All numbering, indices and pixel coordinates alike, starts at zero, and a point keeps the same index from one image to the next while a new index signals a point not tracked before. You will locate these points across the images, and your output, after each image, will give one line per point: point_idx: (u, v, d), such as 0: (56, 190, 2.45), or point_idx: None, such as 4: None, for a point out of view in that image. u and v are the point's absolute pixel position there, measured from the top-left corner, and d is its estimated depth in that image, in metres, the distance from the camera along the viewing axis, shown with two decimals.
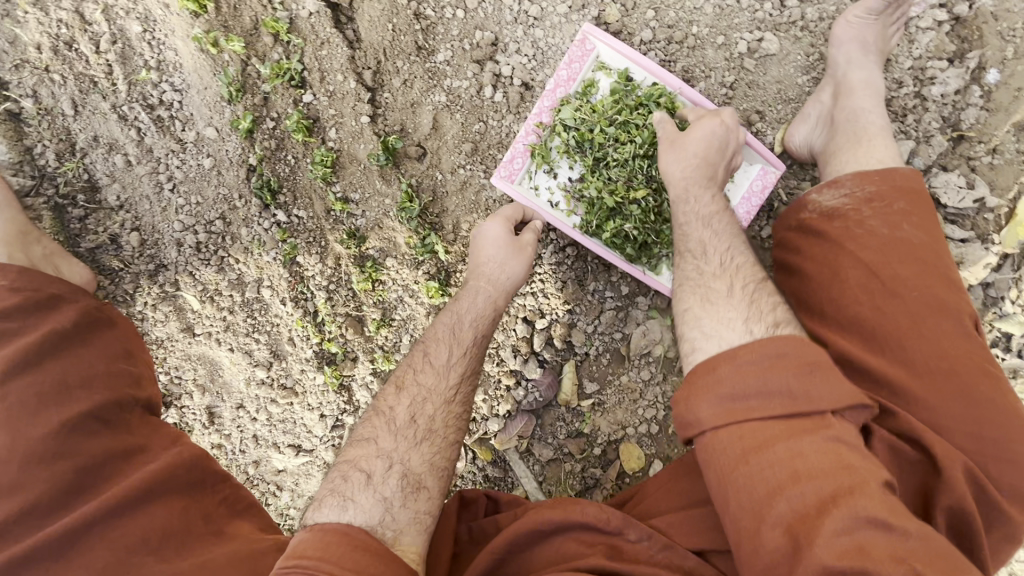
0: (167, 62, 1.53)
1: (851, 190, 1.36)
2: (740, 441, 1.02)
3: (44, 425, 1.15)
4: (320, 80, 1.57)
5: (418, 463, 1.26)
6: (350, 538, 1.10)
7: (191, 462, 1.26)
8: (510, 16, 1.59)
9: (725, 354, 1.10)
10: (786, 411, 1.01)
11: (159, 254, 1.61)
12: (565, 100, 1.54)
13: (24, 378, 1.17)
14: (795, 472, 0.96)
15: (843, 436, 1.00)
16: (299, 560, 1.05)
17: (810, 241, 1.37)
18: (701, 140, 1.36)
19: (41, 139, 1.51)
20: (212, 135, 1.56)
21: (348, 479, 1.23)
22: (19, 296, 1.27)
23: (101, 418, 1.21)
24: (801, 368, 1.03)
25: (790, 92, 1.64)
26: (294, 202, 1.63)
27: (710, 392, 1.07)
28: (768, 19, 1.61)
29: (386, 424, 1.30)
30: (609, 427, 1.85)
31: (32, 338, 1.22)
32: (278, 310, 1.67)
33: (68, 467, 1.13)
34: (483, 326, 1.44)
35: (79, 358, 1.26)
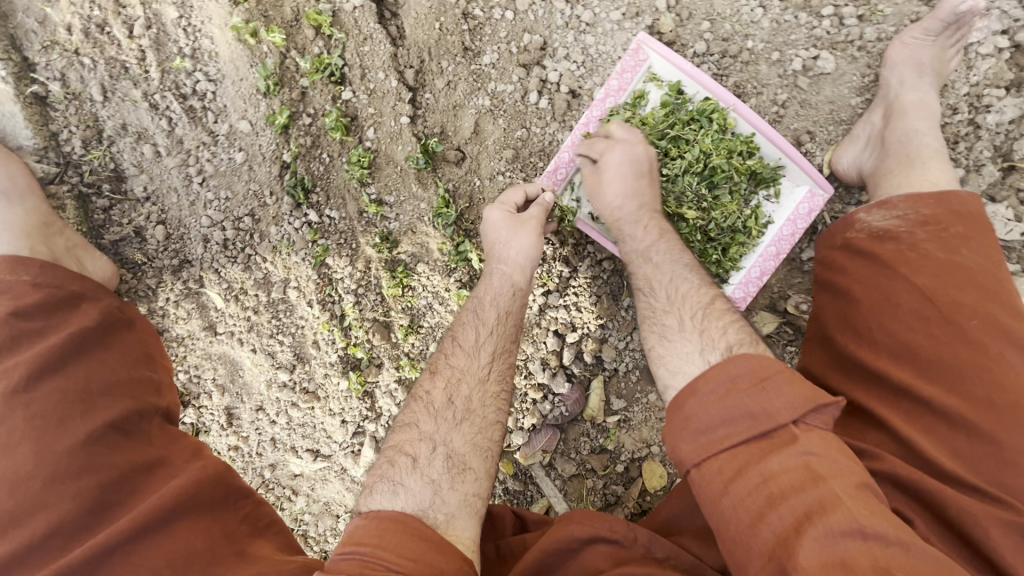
0: (203, 51, 1.46)
1: (902, 212, 1.34)
2: (718, 475, 0.96)
3: (70, 435, 1.10)
4: (361, 77, 1.51)
5: (461, 445, 1.22)
6: (406, 526, 1.06)
7: (214, 479, 1.20)
8: (561, 20, 1.53)
9: (689, 389, 1.05)
10: (755, 433, 0.96)
11: (184, 250, 1.55)
12: (614, 111, 1.49)
13: (43, 384, 1.12)
14: (770, 482, 0.91)
15: (813, 444, 0.94)
16: (354, 547, 1.03)
17: (859, 262, 1.34)
18: (621, 169, 1.38)
19: (67, 125, 1.44)
20: (246, 129, 1.50)
21: (395, 464, 1.20)
22: (39, 293, 1.21)
23: (122, 428, 1.16)
24: (755, 387, 0.98)
25: (843, 113, 1.59)
26: (328, 202, 1.57)
27: (683, 430, 1.02)
28: (825, 37, 1.56)
29: (424, 408, 1.28)
30: (634, 445, 1.81)
31: (53, 340, 1.16)
32: (305, 312, 1.62)
33: (91, 484, 1.08)
34: (514, 303, 1.40)
35: (100, 361, 1.21)
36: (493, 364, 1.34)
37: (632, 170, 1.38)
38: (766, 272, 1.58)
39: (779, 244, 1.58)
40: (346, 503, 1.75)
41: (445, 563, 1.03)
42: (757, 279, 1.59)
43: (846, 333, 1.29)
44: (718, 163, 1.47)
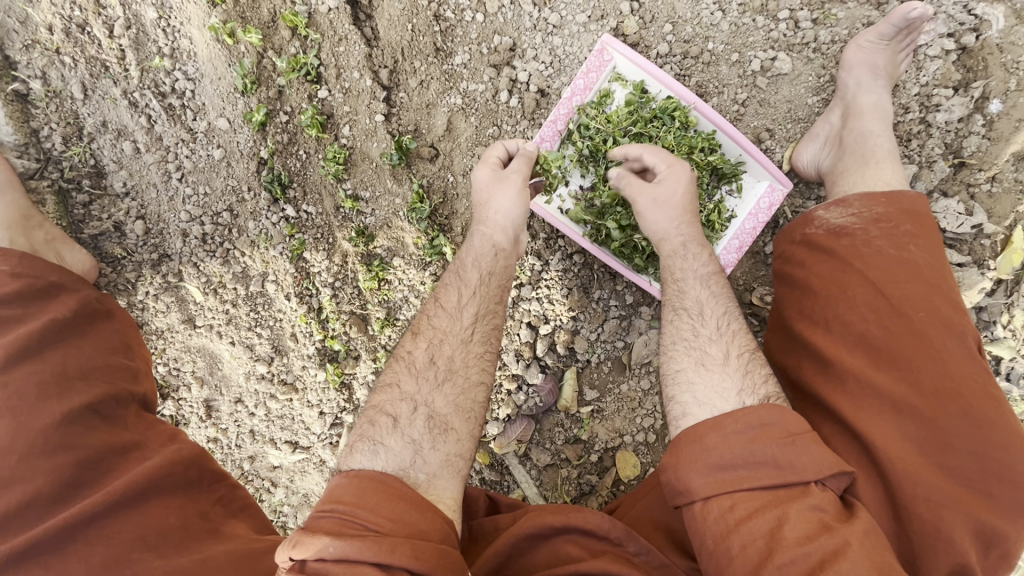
0: (181, 51, 1.51)
1: (859, 210, 1.38)
2: (730, 512, 1.04)
3: (46, 415, 1.12)
4: (336, 76, 1.56)
5: (441, 405, 1.27)
6: (384, 485, 1.10)
7: (190, 460, 1.25)
8: (529, 22, 1.59)
9: (713, 422, 1.14)
10: (772, 484, 1.04)
11: (163, 244, 1.59)
12: (581, 109, 1.54)
13: (21, 367, 1.15)
14: (780, 526, 0.99)
15: (827, 503, 1.03)
16: (335, 505, 1.07)
17: (817, 256, 1.39)
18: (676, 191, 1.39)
19: (48, 122, 1.48)
20: (224, 126, 1.54)
21: (375, 424, 1.25)
22: (19, 282, 1.24)
23: (98, 411, 1.19)
24: (787, 439, 1.07)
25: (800, 112, 1.67)
26: (304, 197, 1.62)
27: (700, 463, 1.10)
28: (782, 39, 1.63)
29: (406, 368, 1.33)
30: (607, 435, 1.86)
31: (31, 326, 1.19)
32: (282, 305, 1.66)
33: (67, 461, 1.11)
34: (501, 262, 1.44)
35: (77, 348, 1.24)
36: (475, 325, 1.38)
37: (680, 192, 1.39)
38: (729, 264, 1.66)
39: (741, 237, 1.66)
40: None
41: (425, 523, 1.07)
42: (721, 270, 1.67)
43: (805, 323, 1.33)
44: (679, 159, 1.55)
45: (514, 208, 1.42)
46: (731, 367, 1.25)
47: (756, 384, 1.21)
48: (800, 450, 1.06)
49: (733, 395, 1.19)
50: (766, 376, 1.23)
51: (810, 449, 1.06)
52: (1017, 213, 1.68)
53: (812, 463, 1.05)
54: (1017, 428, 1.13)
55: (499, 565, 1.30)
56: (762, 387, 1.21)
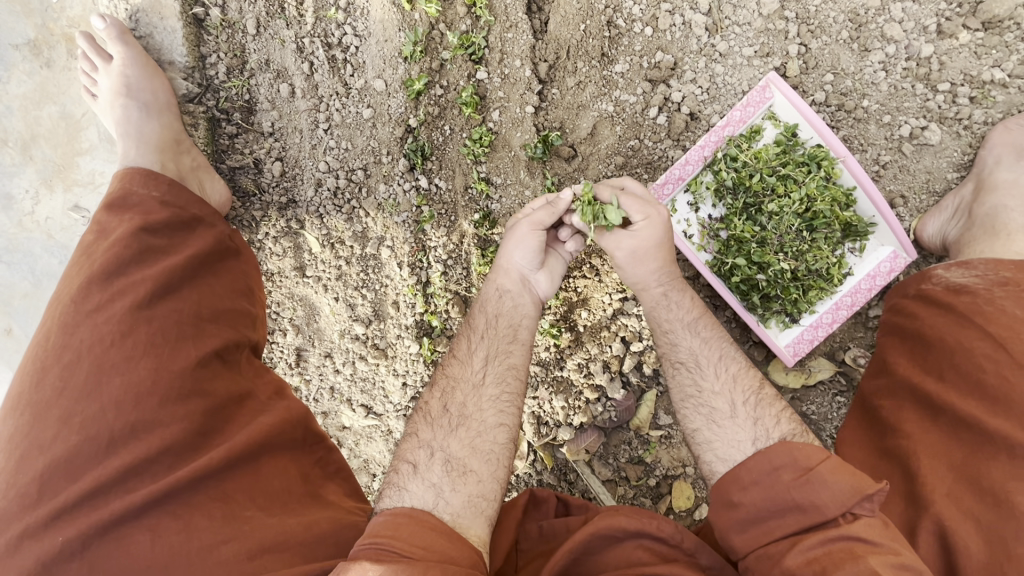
0: (356, 6, 1.53)
1: (983, 272, 1.36)
2: (769, 558, 1.13)
3: (183, 358, 1.12)
4: (498, 61, 1.57)
5: (457, 450, 1.29)
6: (417, 517, 1.15)
7: (298, 421, 1.27)
8: (696, 45, 1.57)
9: (764, 462, 1.19)
10: (797, 524, 1.12)
11: (294, 190, 1.60)
12: (732, 140, 1.54)
13: (167, 299, 1.16)
14: (816, 560, 1.07)
15: (861, 531, 1.08)
16: (372, 539, 1.10)
17: (932, 311, 1.39)
18: (650, 243, 1.38)
19: (217, 50, 1.50)
20: (380, 88, 1.56)
21: (399, 472, 1.27)
22: (167, 212, 1.26)
23: (223, 357, 1.19)
24: (799, 479, 1.14)
25: (937, 185, 1.66)
26: (439, 171, 1.63)
27: (733, 520, 1.19)
28: (936, 110, 1.63)
29: (423, 418, 1.36)
30: (669, 462, 1.86)
31: (176, 259, 1.20)
32: (392, 272, 1.67)
33: (200, 408, 1.11)
34: (524, 299, 1.47)
35: (210, 287, 1.25)
36: (486, 367, 1.39)
37: (657, 243, 1.38)
38: (836, 320, 1.63)
39: (855, 295, 1.64)
40: (386, 464, 1.78)
41: (456, 552, 1.11)
42: (828, 324, 1.63)
43: (916, 371, 1.35)
44: (820, 209, 1.52)
45: (525, 258, 1.43)
46: (740, 417, 1.30)
47: (769, 427, 1.28)
48: (814, 488, 1.12)
49: (749, 446, 1.25)
50: (778, 416, 1.30)
51: (826, 484, 1.11)
52: None
53: (831, 498, 1.10)
54: None
55: (569, 562, 1.32)
56: (776, 429, 1.28)
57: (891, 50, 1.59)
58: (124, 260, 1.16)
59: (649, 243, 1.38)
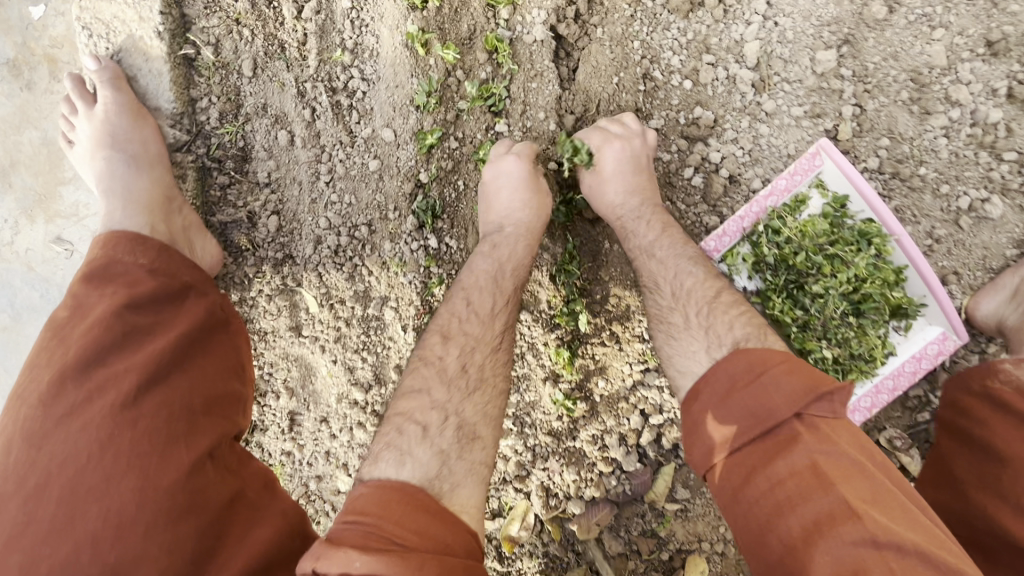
0: (364, 47, 1.37)
1: None
2: (733, 475, 1.03)
3: (173, 467, 0.99)
4: (520, 113, 1.42)
5: (472, 414, 1.22)
6: (408, 495, 1.04)
7: (297, 527, 1.13)
8: (739, 101, 1.42)
9: (722, 371, 1.11)
10: (754, 431, 1.03)
11: (291, 245, 1.46)
12: (775, 211, 1.40)
13: (153, 394, 1.02)
14: (781, 482, 0.97)
15: (822, 440, 0.99)
16: (359, 517, 1.00)
17: (1004, 419, 1.24)
18: (615, 166, 1.35)
19: (208, 93, 1.35)
20: (388, 138, 1.41)
21: (403, 433, 1.17)
22: (156, 281, 1.12)
23: (215, 456, 1.06)
24: (750, 385, 1.05)
25: (994, 261, 1.51)
26: (450, 230, 1.48)
27: (696, 435, 1.10)
28: (999, 180, 1.47)
29: (438, 373, 1.24)
30: (685, 537, 1.73)
31: (164, 341, 1.07)
32: (395, 334, 1.53)
33: (192, 530, 0.98)
34: (518, 248, 1.36)
35: (200, 369, 1.12)
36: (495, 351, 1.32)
37: (626, 164, 1.36)
38: (875, 405, 1.52)
39: (897, 378, 1.51)
40: None
41: (449, 535, 1.02)
42: (865, 409, 1.53)
43: (983, 491, 1.22)
44: (869, 291, 1.39)
45: (514, 202, 1.36)
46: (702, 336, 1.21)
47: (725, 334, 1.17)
48: (768, 390, 1.03)
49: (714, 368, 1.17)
50: (729, 321, 1.19)
51: (778, 384, 1.02)
52: None
53: (784, 398, 1.01)
54: None
55: None
56: (728, 334, 1.17)
57: (956, 114, 1.43)
58: (103, 347, 1.02)
59: (614, 163, 1.35)
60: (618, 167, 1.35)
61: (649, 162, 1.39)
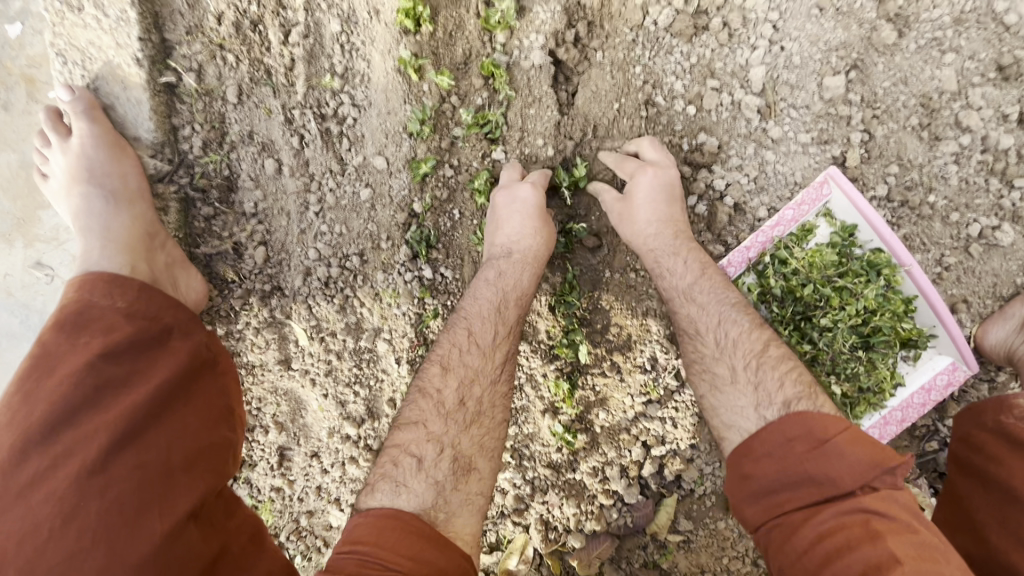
0: (355, 72, 1.32)
1: None
2: (782, 532, 1.01)
3: (147, 537, 0.94)
4: (518, 140, 1.37)
5: (468, 446, 1.20)
6: (395, 521, 1.05)
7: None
8: (744, 128, 1.37)
9: (774, 429, 1.09)
10: (811, 496, 1.00)
11: (279, 276, 1.40)
12: (781, 242, 1.36)
13: (124, 455, 0.97)
14: (830, 537, 0.94)
15: (880, 506, 0.95)
16: (352, 547, 1.01)
17: (1018, 454, 1.19)
18: (649, 198, 1.30)
19: (191, 121, 1.29)
20: (380, 166, 1.35)
21: (398, 465, 1.15)
22: (133, 325, 1.06)
23: (196, 516, 1.02)
24: (813, 451, 1.02)
25: (1004, 289, 1.46)
26: (446, 260, 1.43)
27: (748, 489, 1.09)
28: (1010, 207, 1.42)
29: (434, 408, 1.21)
30: (688, 570, 1.67)
31: (140, 394, 1.01)
32: (388, 366, 1.48)
33: None
34: (523, 276, 1.31)
35: (181, 420, 1.06)
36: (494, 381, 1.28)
37: (662, 194, 1.31)
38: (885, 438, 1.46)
39: (907, 410, 1.45)
40: None
41: (444, 561, 1.04)
42: None
43: (1003, 536, 1.16)
44: (878, 324, 1.35)
45: (518, 231, 1.30)
46: (741, 381, 1.18)
47: (771, 392, 1.14)
48: (828, 455, 1.00)
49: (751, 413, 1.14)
50: (779, 380, 1.15)
51: (843, 454, 0.99)
52: None
53: (848, 469, 0.98)
54: None
55: None
56: (779, 394, 1.13)
57: (966, 140, 1.39)
58: (73, 405, 0.96)
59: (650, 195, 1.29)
60: (651, 196, 1.30)
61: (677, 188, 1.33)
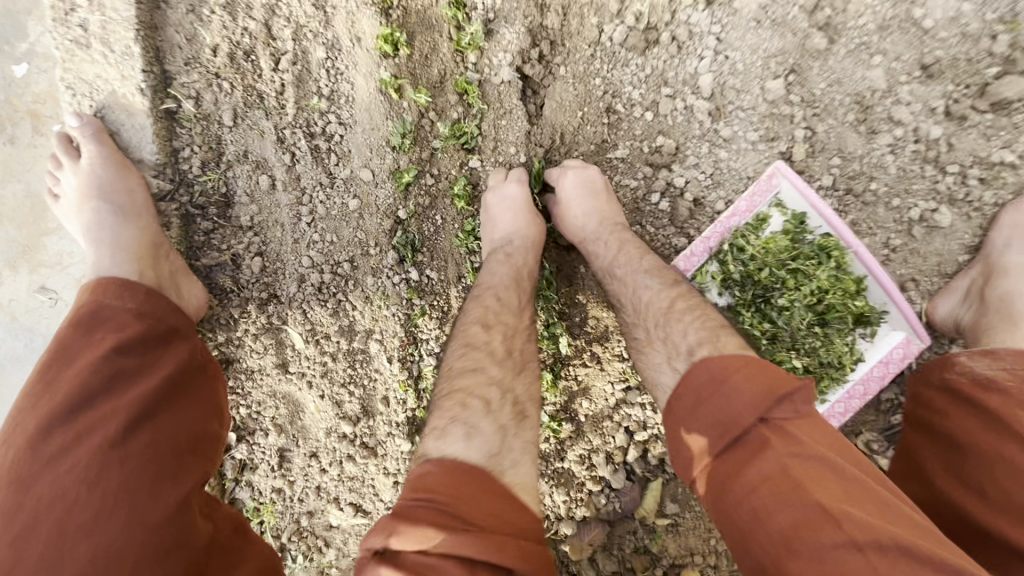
0: (340, 94, 1.43)
1: (1010, 364, 1.30)
2: (715, 483, 1.03)
3: (163, 505, 1.03)
4: (493, 149, 1.50)
5: (523, 392, 1.26)
6: (474, 476, 1.03)
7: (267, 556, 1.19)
8: (698, 130, 1.51)
9: (691, 378, 1.12)
10: (726, 440, 1.03)
11: (275, 284, 1.50)
12: (738, 231, 1.48)
13: (141, 434, 1.05)
14: (757, 483, 0.96)
15: (780, 435, 0.99)
16: (427, 494, 0.99)
17: (962, 408, 1.31)
18: (578, 196, 1.45)
19: (190, 143, 1.40)
20: (367, 178, 1.47)
21: (467, 407, 1.16)
22: (143, 323, 1.15)
23: (198, 496, 1.12)
24: (718, 394, 1.06)
25: (947, 267, 1.59)
26: (430, 262, 1.53)
27: (680, 443, 1.11)
28: (946, 191, 1.55)
29: (489, 355, 1.26)
30: (677, 552, 1.74)
31: (154, 382, 1.10)
32: (381, 366, 1.57)
33: (179, 564, 1.03)
34: (529, 256, 1.43)
35: (187, 410, 1.15)
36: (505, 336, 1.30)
37: (595, 191, 1.46)
38: (848, 410, 1.57)
39: (867, 383, 1.56)
40: None
41: (522, 519, 1.02)
42: (840, 415, 1.58)
43: (960, 488, 1.25)
44: (832, 302, 1.46)
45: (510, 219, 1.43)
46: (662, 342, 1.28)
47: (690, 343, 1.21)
48: (733, 396, 1.04)
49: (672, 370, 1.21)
50: (692, 326, 1.22)
51: (742, 391, 1.03)
52: None
53: (748, 405, 1.02)
54: None
55: None
56: (683, 343, 1.19)
57: (900, 132, 1.53)
58: (93, 389, 1.05)
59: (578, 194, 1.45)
60: (579, 193, 1.45)
61: (609, 190, 1.47)
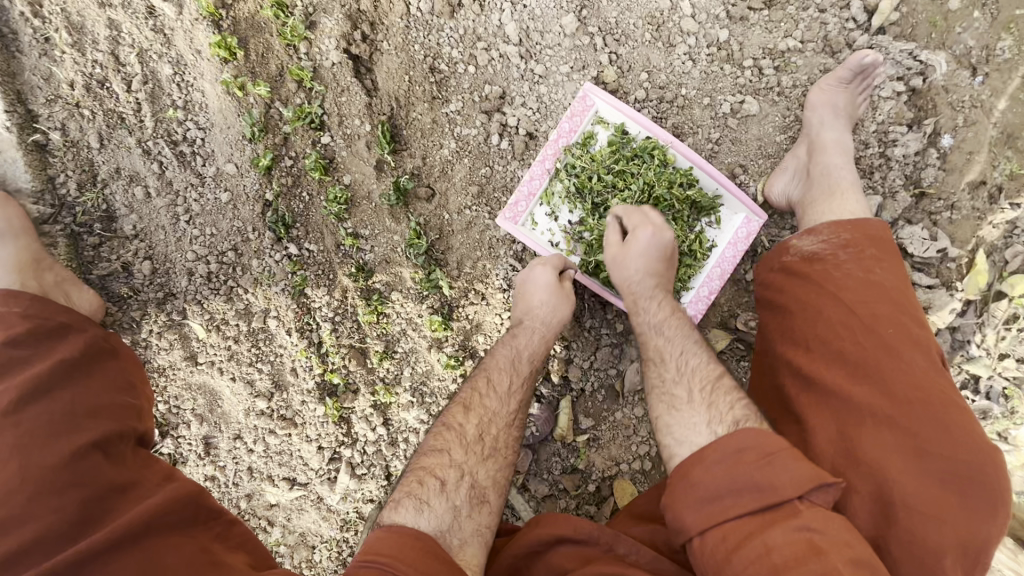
0: (194, 103, 1.62)
1: (828, 237, 1.48)
2: (722, 543, 1.10)
3: (56, 453, 1.16)
4: (339, 124, 1.68)
5: (484, 478, 1.38)
6: (416, 540, 1.18)
7: (185, 499, 1.26)
8: (517, 73, 1.72)
9: (701, 457, 1.21)
10: (761, 503, 1.11)
11: (169, 283, 1.64)
12: (568, 150, 1.66)
13: (35, 403, 1.20)
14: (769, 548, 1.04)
15: (817, 520, 1.07)
16: (374, 556, 1.13)
17: (796, 281, 1.48)
18: (641, 253, 1.52)
19: (64, 170, 1.57)
20: (232, 171, 1.64)
21: (424, 484, 1.32)
22: (30, 321, 1.29)
23: (104, 448, 1.22)
24: (763, 460, 1.14)
25: (769, 148, 1.77)
26: (306, 236, 1.69)
27: (691, 501, 1.17)
28: (748, 84, 1.76)
29: (456, 438, 1.40)
30: (604, 464, 1.86)
31: (43, 364, 1.24)
32: (284, 340, 1.70)
33: (76, 499, 1.15)
34: (535, 338, 1.58)
35: (86, 384, 1.28)
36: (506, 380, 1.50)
37: (655, 255, 1.52)
38: (713, 291, 1.68)
39: (722, 265, 1.68)
40: (322, 533, 1.76)
41: None
42: (706, 297, 1.69)
43: (788, 346, 1.42)
44: (660, 192, 1.64)
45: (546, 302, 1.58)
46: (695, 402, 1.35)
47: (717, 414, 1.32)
48: (775, 468, 1.12)
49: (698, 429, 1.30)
50: (729, 401, 1.33)
51: (786, 467, 1.12)
52: (978, 238, 1.72)
53: (791, 480, 1.11)
54: (983, 436, 1.23)
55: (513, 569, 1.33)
56: (729, 413, 1.30)
57: (692, 41, 1.75)
58: None
59: (643, 250, 1.51)
60: (647, 250, 1.51)
61: (670, 255, 1.54)
